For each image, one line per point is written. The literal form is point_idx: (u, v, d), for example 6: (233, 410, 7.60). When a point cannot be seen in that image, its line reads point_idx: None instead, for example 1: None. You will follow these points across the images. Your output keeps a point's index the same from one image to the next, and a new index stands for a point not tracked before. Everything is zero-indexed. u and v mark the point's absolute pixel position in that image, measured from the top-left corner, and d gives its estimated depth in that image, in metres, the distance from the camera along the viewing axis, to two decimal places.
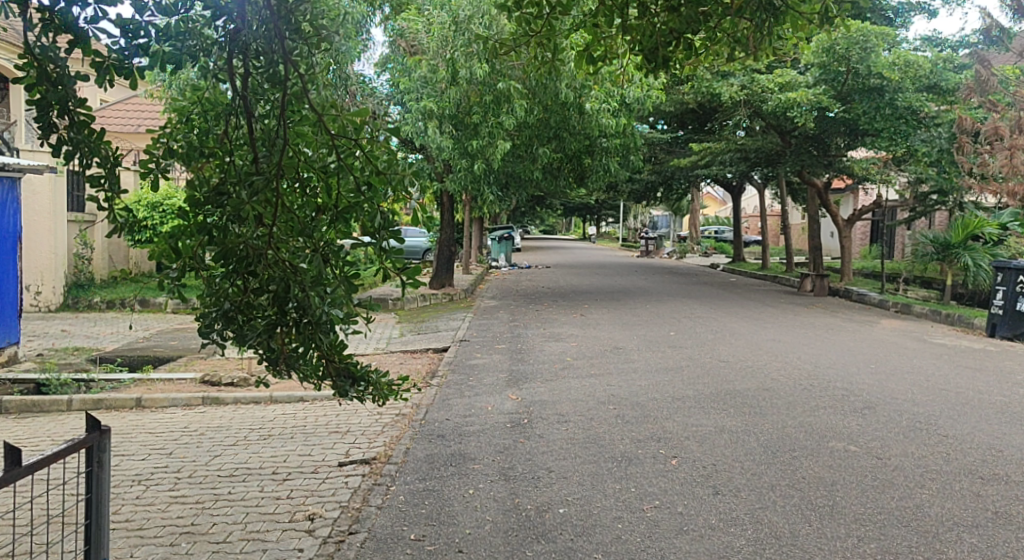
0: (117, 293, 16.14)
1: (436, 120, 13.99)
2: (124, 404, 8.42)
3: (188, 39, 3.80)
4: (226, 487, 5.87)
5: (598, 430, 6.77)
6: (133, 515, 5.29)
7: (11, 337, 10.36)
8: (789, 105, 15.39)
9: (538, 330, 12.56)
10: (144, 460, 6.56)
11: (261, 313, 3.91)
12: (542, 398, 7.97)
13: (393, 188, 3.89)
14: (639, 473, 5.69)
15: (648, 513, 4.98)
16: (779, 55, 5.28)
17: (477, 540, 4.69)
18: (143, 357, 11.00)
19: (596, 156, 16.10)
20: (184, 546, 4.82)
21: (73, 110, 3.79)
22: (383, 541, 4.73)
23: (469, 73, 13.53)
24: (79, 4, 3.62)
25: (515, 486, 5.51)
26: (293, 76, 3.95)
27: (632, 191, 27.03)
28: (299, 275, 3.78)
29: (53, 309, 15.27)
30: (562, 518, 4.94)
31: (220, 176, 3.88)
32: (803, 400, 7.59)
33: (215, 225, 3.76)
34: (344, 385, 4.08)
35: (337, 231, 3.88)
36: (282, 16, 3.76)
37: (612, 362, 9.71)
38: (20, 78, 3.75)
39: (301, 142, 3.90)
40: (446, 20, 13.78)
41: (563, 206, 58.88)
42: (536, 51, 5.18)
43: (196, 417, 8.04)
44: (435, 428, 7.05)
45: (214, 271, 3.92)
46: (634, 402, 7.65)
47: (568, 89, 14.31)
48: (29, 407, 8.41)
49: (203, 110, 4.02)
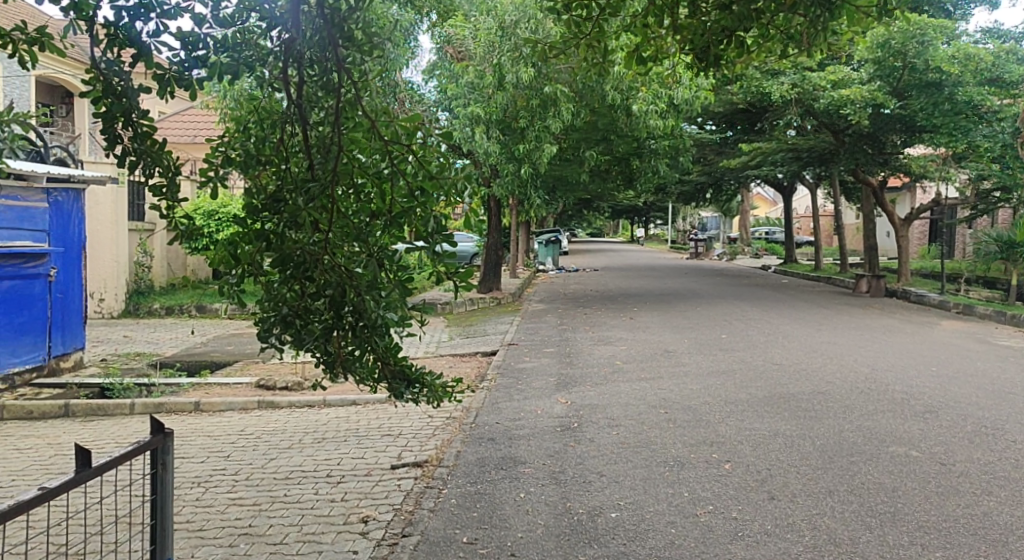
0: (176, 300, 16.58)
1: (484, 125, 14.09)
2: (183, 407, 8.62)
3: (244, 50, 3.88)
4: (282, 489, 5.96)
5: (650, 434, 6.71)
6: (193, 516, 5.43)
7: (78, 343, 10.68)
8: (842, 102, 15.04)
9: (587, 333, 12.56)
10: (203, 463, 6.70)
11: (318, 318, 3.98)
12: (592, 402, 7.96)
13: (447, 193, 3.89)
14: (692, 478, 5.63)
15: (702, 518, 4.92)
16: (835, 49, 5.19)
17: (530, 544, 4.69)
18: (201, 362, 11.20)
19: (644, 159, 16.16)
20: (243, 546, 4.91)
21: (136, 122, 3.88)
22: (436, 544, 4.76)
23: (515, 77, 13.60)
24: (142, 18, 3.65)
25: (567, 491, 5.50)
26: (347, 83, 4.00)
27: (681, 193, 26.76)
28: (354, 280, 3.83)
29: (115, 315, 15.72)
30: (614, 522, 4.92)
31: (278, 183, 3.99)
32: (861, 404, 7.43)
33: (272, 231, 3.84)
34: (399, 387, 4.12)
35: (391, 236, 3.88)
36: (336, 25, 3.84)
37: (663, 365, 9.64)
38: (86, 91, 3.83)
39: (355, 149, 3.94)
40: (492, 25, 13.69)
41: (612, 209, 59.17)
42: (586, 54, 5.10)
43: (253, 420, 8.20)
44: (485, 432, 7.09)
45: (272, 277, 3.98)
46: (686, 406, 7.58)
47: (614, 92, 14.18)
48: (94, 411, 8.59)
49: (259, 119, 4.15)
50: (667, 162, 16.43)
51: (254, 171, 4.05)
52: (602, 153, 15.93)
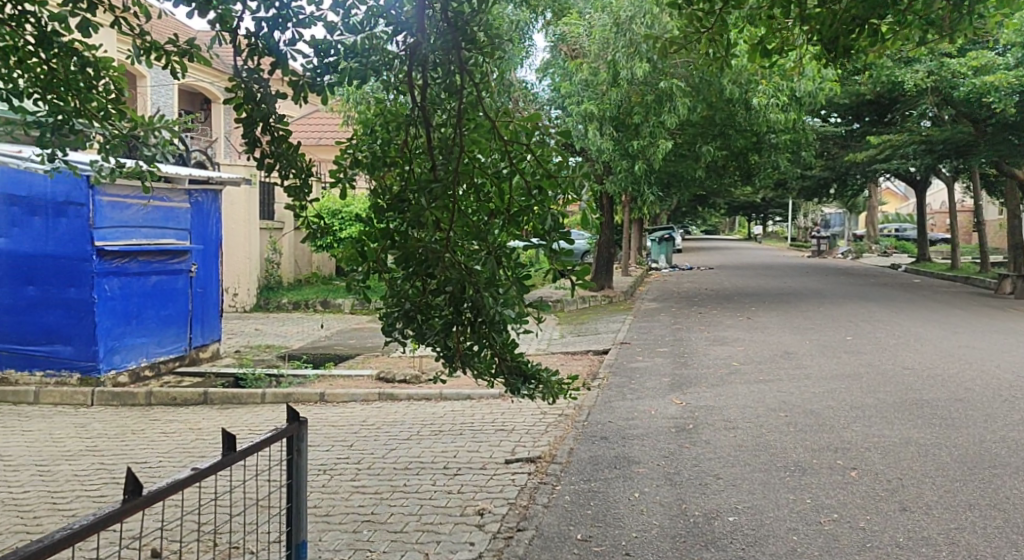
0: (302, 295, 17.32)
1: (597, 122, 14.07)
2: (309, 397, 9.02)
3: (371, 55, 4.00)
4: (401, 479, 6.15)
5: (770, 438, 6.55)
6: (320, 502, 5.68)
7: (215, 334, 11.34)
8: (984, 90, 14.16)
9: (703, 333, 12.35)
10: (328, 451, 7.00)
11: (438, 313, 4.09)
12: (709, 403, 7.83)
13: (565, 191, 3.93)
14: (816, 484, 5.45)
15: (827, 526, 4.76)
16: (980, 34, 4.89)
17: (645, 544, 4.67)
18: (325, 355, 11.68)
19: (764, 154, 15.76)
20: (366, 533, 5.10)
21: (273, 127, 4.13)
22: (550, 540, 4.81)
23: (630, 73, 13.52)
24: (280, 28, 3.83)
25: (682, 492, 5.44)
26: (468, 85, 4.10)
27: (803, 188, 25.86)
28: (473, 276, 3.89)
29: (247, 309, 16.58)
30: (732, 526, 4.83)
31: (401, 184, 4.13)
32: (1003, 413, 6.99)
33: (397, 230, 3.96)
34: (516, 382, 4.21)
35: (509, 233, 3.96)
36: (458, 28, 3.90)
37: (784, 367, 9.37)
38: (229, 98, 4.06)
39: (476, 149, 4.03)
40: (608, 22, 13.76)
41: (729, 206, 57.80)
42: (709, 47, 5.01)
43: (373, 411, 8.49)
44: (598, 430, 7.09)
45: (395, 273, 4.13)
46: (808, 410, 7.35)
47: (733, 85, 13.87)
48: (230, 399, 9.10)
49: (385, 121, 4.27)
50: (788, 156, 15.93)
51: (380, 172, 4.25)
52: (720, 148, 15.59)
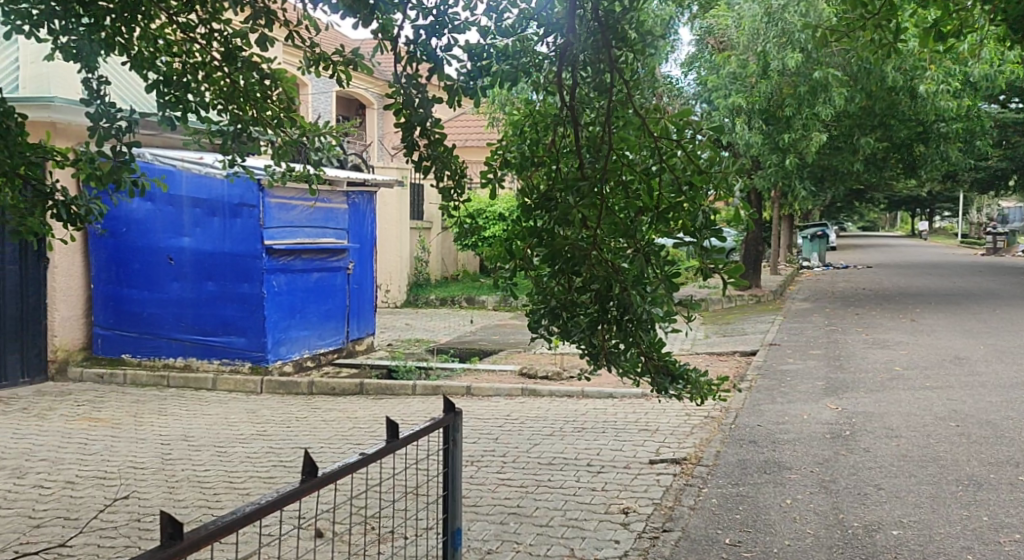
0: (449, 292, 17.83)
1: (746, 115, 13.68)
2: (457, 390, 9.29)
3: (522, 57, 4.13)
4: (546, 474, 6.24)
5: (938, 449, 6.16)
6: (469, 493, 5.85)
7: (369, 328, 11.87)
8: None
9: (860, 335, 11.76)
10: (475, 444, 7.19)
11: (584, 311, 4.10)
12: (867, 409, 7.46)
13: (716, 187, 3.84)
14: (993, 501, 5.09)
15: (1007, 547, 4.44)
16: None
17: (799, 552, 4.52)
18: (471, 350, 11.98)
19: (931, 144, 14.87)
20: (512, 524, 5.22)
21: (430, 130, 4.27)
22: (697, 542, 4.75)
23: (782, 64, 13.05)
24: (436, 35, 3.99)
25: (839, 501, 5.22)
26: (619, 83, 4.10)
27: (975, 181, 24.08)
28: (620, 274, 3.91)
29: (398, 305, 17.25)
30: (896, 540, 4.60)
31: (548, 182, 4.17)
32: None
33: (544, 228, 4.00)
34: (663, 381, 4.18)
35: (657, 230, 3.88)
36: (609, 27, 3.93)
37: (953, 373, 8.78)
38: (390, 104, 4.26)
39: (624, 146, 4.05)
40: (757, 12, 13.37)
41: (890, 200, 54.62)
42: (874, 34, 4.76)
43: (518, 406, 8.65)
44: (747, 434, 6.91)
45: (542, 271, 4.14)
46: (981, 420, 6.86)
47: (896, 73, 13.14)
48: (384, 390, 9.51)
49: (534, 122, 4.35)
50: (958, 147, 14.91)
51: (528, 171, 4.28)
52: (881, 139, 14.78)
